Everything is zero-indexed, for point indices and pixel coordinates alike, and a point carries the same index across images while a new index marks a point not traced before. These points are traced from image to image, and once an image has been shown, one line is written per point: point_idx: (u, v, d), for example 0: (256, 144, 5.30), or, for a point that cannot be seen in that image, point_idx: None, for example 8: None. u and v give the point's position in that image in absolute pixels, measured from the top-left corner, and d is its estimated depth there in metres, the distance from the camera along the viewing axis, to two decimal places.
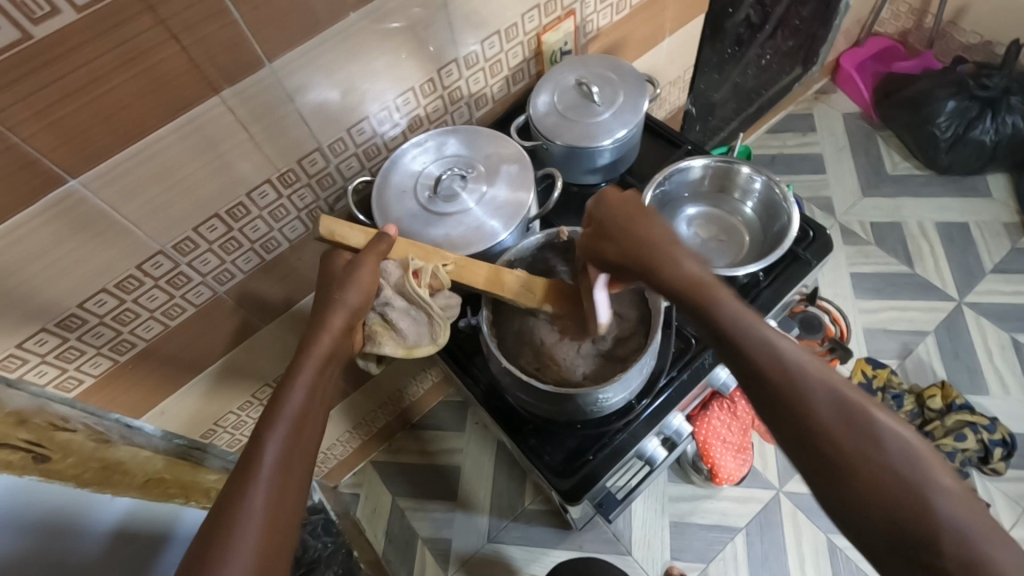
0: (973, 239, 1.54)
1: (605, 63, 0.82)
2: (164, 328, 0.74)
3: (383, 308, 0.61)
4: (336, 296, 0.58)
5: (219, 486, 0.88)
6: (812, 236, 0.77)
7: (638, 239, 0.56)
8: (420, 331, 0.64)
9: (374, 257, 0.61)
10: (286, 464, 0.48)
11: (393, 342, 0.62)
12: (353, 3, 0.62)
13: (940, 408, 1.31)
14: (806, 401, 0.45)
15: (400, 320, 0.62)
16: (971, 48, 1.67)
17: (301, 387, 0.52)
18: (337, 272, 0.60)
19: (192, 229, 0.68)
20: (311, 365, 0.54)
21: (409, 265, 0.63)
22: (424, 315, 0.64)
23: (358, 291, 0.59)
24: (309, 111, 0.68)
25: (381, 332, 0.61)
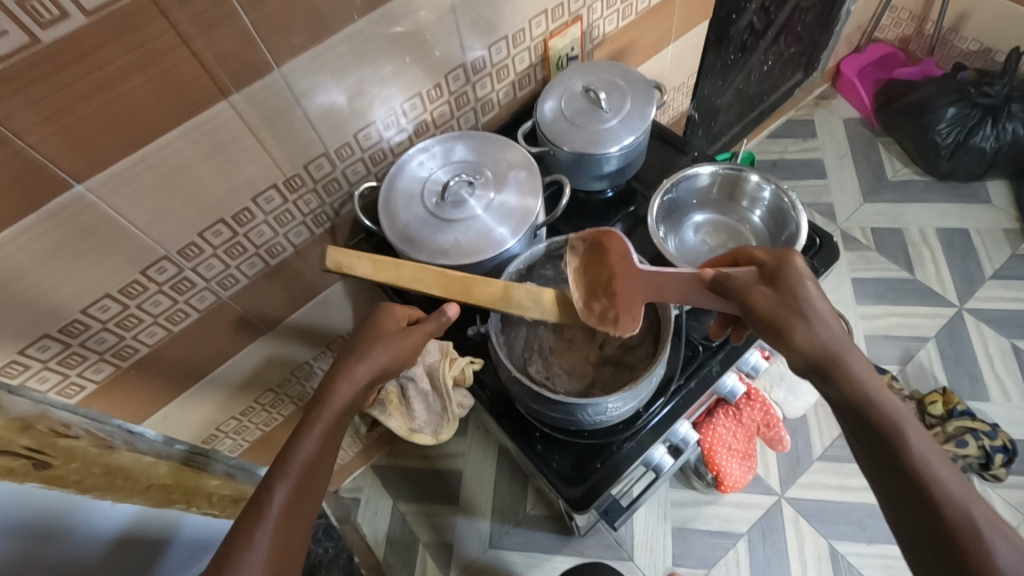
0: (973, 245, 1.55)
1: (613, 69, 0.81)
2: (167, 334, 0.73)
3: (405, 383, 0.72)
4: (362, 350, 0.60)
5: (220, 491, 0.87)
6: (819, 244, 0.77)
7: (832, 337, 0.53)
8: (430, 416, 0.74)
9: (421, 333, 0.62)
10: (291, 510, 0.51)
11: (400, 417, 0.74)
12: (362, 7, 0.62)
13: (941, 415, 1.31)
14: (985, 548, 0.44)
15: (415, 401, 0.73)
16: (971, 55, 1.68)
17: (314, 437, 0.55)
18: (379, 329, 0.62)
19: (197, 234, 0.67)
20: (325, 415, 0.56)
21: (450, 355, 0.70)
22: (439, 406, 0.73)
23: (388, 350, 0.60)
24: (317, 115, 0.67)
25: (393, 404, 0.73)
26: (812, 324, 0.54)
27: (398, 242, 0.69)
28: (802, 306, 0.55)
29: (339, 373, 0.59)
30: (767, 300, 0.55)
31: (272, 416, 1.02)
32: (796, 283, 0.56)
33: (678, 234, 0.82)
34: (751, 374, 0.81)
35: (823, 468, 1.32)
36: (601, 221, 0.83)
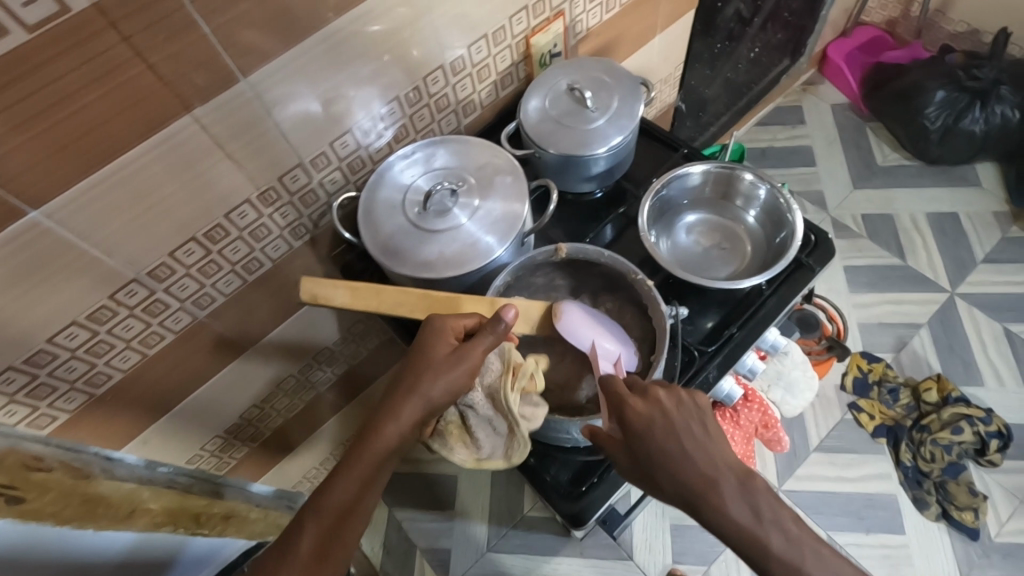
0: (964, 229, 1.54)
1: (598, 66, 0.78)
2: (142, 357, 0.70)
3: (466, 408, 0.61)
4: (412, 380, 0.56)
5: (210, 510, 0.85)
6: (814, 242, 0.74)
7: (690, 474, 0.52)
8: (497, 444, 0.61)
9: (476, 354, 0.57)
10: (320, 554, 0.53)
11: (464, 450, 0.61)
12: (337, 5, 0.59)
13: (936, 401, 1.32)
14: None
15: (478, 429, 0.61)
16: (959, 37, 1.66)
17: (350, 479, 0.55)
18: (430, 351, 0.58)
19: (167, 255, 0.64)
20: (367, 456, 0.55)
21: (511, 364, 0.60)
22: (506, 427, 0.60)
23: (436, 381, 0.56)
24: (290, 125, 0.64)
25: (455, 437, 0.61)
26: (664, 470, 0.52)
27: (380, 256, 0.66)
28: (655, 458, 0.53)
29: (386, 409, 0.56)
30: (626, 456, 0.55)
31: (260, 432, 1.00)
32: (642, 429, 0.53)
33: (671, 236, 0.80)
34: (748, 376, 0.78)
35: (820, 460, 1.32)
36: (592, 224, 0.80)
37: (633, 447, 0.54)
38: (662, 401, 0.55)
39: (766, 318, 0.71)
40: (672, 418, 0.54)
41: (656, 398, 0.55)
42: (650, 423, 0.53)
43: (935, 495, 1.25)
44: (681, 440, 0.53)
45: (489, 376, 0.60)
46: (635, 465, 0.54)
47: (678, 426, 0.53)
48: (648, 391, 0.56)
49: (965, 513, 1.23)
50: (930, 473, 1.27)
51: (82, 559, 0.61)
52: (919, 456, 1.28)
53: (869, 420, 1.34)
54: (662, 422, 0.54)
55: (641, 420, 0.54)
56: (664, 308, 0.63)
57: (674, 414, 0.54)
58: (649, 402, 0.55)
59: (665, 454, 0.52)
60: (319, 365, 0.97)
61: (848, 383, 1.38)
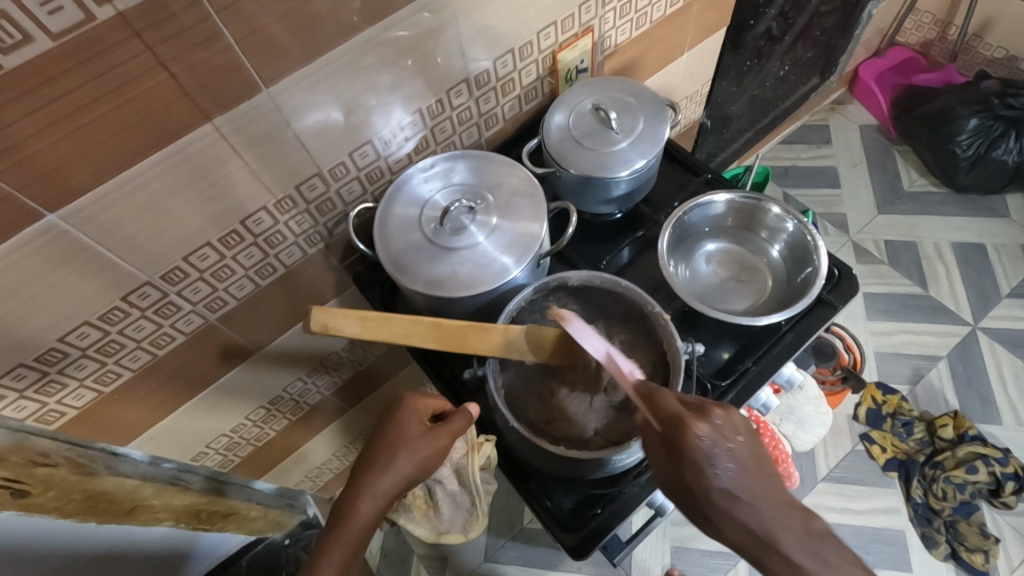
0: (990, 261, 1.50)
1: (624, 85, 0.77)
2: (152, 357, 0.70)
3: (434, 486, 0.83)
4: (388, 456, 0.59)
5: (210, 507, 0.83)
6: (838, 277, 0.72)
7: (750, 516, 0.48)
8: (457, 513, 0.84)
9: (448, 435, 0.61)
10: None
11: (428, 522, 0.85)
12: (365, 11, 0.57)
13: (951, 438, 1.29)
14: None
15: (443, 502, 0.84)
16: (995, 63, 1.62)
17: (333, 563, 0.54)
18: (404, 430, 0.61)
19: (181, 259, 0.63)
20: (348, 535, 0.55)
21: (473, 443, 0.77)
22: (466, 502, 0.83)
23: (412, 459, 0.59)
24: (309, 135, 0.63)
25: (421, 508, 0.85)
26: (727, 512, 0.48)
27: (392, 270, 0.66)
28: (712, 491, 0.48)
29: (363, 487, 0.58)
30: (673, 480, 0.50)
31: (263, 433, 1.00)
32: (700, 459, 0.48)
33: (689, 264, 0.78)
34: (762, 411, 0.77)
35: (827, 490, 1.30)
36: (609, 246, 0.79)
37: (685, 481, 0.49)
38: (726, 427, 0.49)
39: (782, 353, 0.69)
40: (731, 448, 0.49)
41: (717, 423, 0.49)
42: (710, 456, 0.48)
43: (945, 533, 1.23)
44: (738, 474, 0.48)
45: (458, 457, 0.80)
46: (684, 497, 0.50)
47: (736, 465, 0.48)
48: (710, 413, 0.50)
49: (975, 554, 1.20)
50: (941, 511, 1.24)
51: (89, 545, 0.60)
52: (931, 493, 1.26)
53: (880, 453, 1.31)
54: (722, 451, 0.48)
55: (703, 447, 0.48)
56: (679, 343, 0.61)
57: (733, 443, 0.49)
58: (710, 425, 0.49)
59: (726, 489, 0.48)
60: (326, 370, 0.98)
61: (861, 413, 1.35)
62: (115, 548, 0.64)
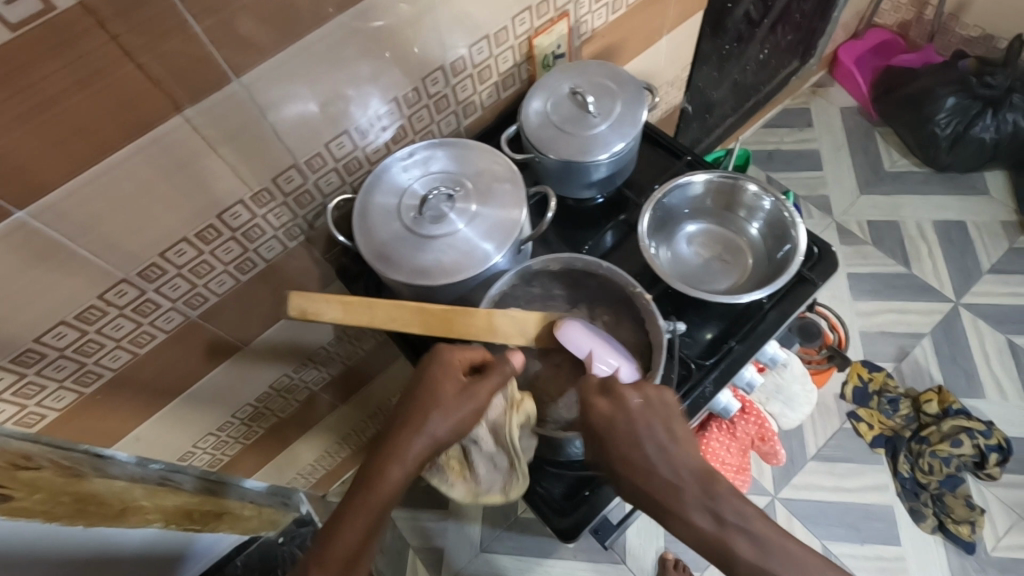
0: (971, 238, 1.52)
1: (602, 69, 0.76)
2: (133, 357, 0.70)
3: (470, 445, 0.63)
4: (419, 421, 0.57)
5: (201, 507, 0.83)
6: (818, 254, 0.73)
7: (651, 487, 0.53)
8: (495, 477, 0.64)
9: (484, 395, 0.59)
10: None
11: (463, 485, 0.64)
12: (340, 1, 0.57)
13: (936, 413, 1.31)
14: None
15: (479, 464, 0.63)
16: (973, 42, 1.63)
17: (359, 527, 0.55)
18: (438, 390, 0.58)
19: (158, 255, 0.63)
20: (376, 500, 0.55)
21: (514, 399, 0.61)
22: (506, 463, 0.63)
23: (446, 421, 0.57)
24: (285, 126, 0.63)
25: (455, 471, 0.64)
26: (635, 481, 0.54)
27: (374, 262, 0.65)
28: (614, 463, 0.55)
29: (391, 453, 0.56)
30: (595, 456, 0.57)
31: (252, 430, 0.99)
32: (605, 434, 0.55)
33: (671, 245, 0.78)
34: (746, 390, 0.77)
35: (817, 468, 1.32)
36: (591, 231, 0.79)
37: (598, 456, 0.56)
38: (627, 403, 0.55)
39: (764, 331, 0.70)
40: (638, 424, 0.55)
41: (623, 401, 0.56)
42: (613, 429, 0.55)
43: (932, 507, 1.25)
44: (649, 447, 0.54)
45: (494, 412, 0.61)
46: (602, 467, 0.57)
47: (641, 436, 0.54)
48: (614, 392, 0.56)
49: (962, 526, 1.22)
50: (927, 485, 1.26)
51: (77, 549, 0.60)
52: (917, 467, 1.27)
53: (868, 430, 1.33)
54: (625, 424, 0.55)
55: (608, 421, 0.55)
56: (661, 322, 0.62)
57: (640, 419, 0.55)
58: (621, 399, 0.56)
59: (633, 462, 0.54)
60: (314, 365, 0.97)
61: (848, 392, 1.37)
62: (107, 552, 0.64)
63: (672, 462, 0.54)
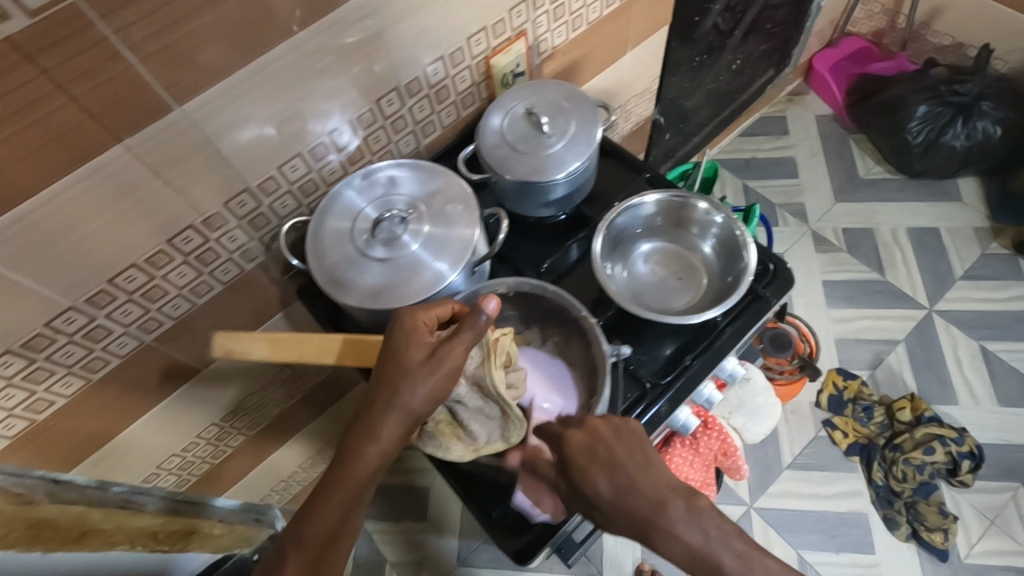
0: (945, 245, 1.54)
1: (558, 88, 0.77)
2: (86, 382, 0.69)
3: (455, 407, 0.61)
4: (388, 398, 0.56)
5: (165, 530, 0.79)
6: (772, 271, 0.73)
7: (634, 507, 0.51)
8: (491, 429, 0.62)
9: (453, 359, 0.56)
10: None
11: (460, 444, 0.63)
12: (304, 18, 0.58)
13: (909, 420, 1.32)
14: None
15: (470, 421, 0.62)
16: (945, 50, 1.64)
17: (336, 505, 0.55)
18: (405, 361, 0.56)
19: (106, 281, 0.62)
20: (352, 477, 0.55)
21: (490, 345, 0.59)
22: (498, 411, 0.60)
23: (415, 392, 0.55)
24: (234, 152, 0.63)
25: (448, 435, 0.63)
26: (614, 507, 0.51)
27: (326, 287, 0.65)
28: (593, 490, 0.52)
29: (365, 430, 0.56)
30: (570, 487, 0.55)
31: (220, 449, 0.99)
32: (581, 464, 0.54)
33: (626, 266, 0.79)
34: (706, 407, 0.77)
35: (794, 477, 1.32)
36: (552, 249, 0.79)
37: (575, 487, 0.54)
38: (602, 433, 0.55)
39: (722, 348, 0.70)
40: (615, 452, 0.54)
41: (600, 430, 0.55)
42: (589, 457, 0.54)
43: (905, 515, 1.25)
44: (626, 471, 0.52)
45: (472, 364, 0.59)
46: (579, 497, 0.54)
47: (618, 463, 0.53)
48: (590, 425, 0.56)
49: (935, 534, 1.22)
50: (901, 492, 1.26)
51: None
52: (891, 475, 1.28)
53: (843, 438, 1.34)
54: (603, 454, 0.54)
55: (583, 452, 0.54)
56: (605, 344, 0.62)
57: (617, 447, 0.54)
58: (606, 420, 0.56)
59: (611, 488, 0.52)
60: (281, 383, 0.97)
61: (823, 400, 1.37)
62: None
63: (656, 478, 0.52)
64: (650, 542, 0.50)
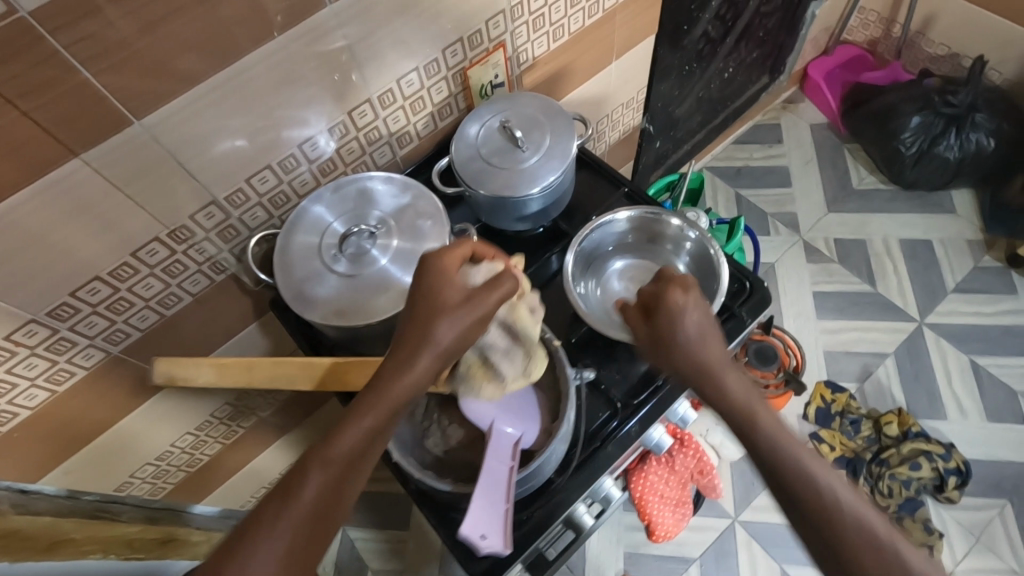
0: (937, 256, 1.52)
1: (534, 101, 0.76)
2: (51, 394, 0.68)
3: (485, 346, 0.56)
4: (429, 323, 0.52)
5: (143, 537, 0.77)
6: (748, 289, 0.72)
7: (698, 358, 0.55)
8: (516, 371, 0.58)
9: (491, 302, 0.53)
10: (318, 515, 0.45)
11: (492, 389, 0.56)
12: (285, 23, 0.58)
13: (896, 435, 1.31)
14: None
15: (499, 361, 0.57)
16: (939, 60, 1.63)
17: (359, 431, 0.48)
18: (447, 293, 0.53)
19: (68, 294, 0.61)
20: (379, 405, 0.49)
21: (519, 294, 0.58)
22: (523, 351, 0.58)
23: (452, 328, 0.51)
24: (199, 164, 0.62)
25: (479, 378, 0.56)
26: (679, 350, 0.55)
27: (294, 303, 0.64)
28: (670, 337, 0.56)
29: (403, 353, 0.51)
30: (644, 333, 0.59)
31: (195, 457, 0.98)
32: (668, 311, 0.56)
33: (602, 282, 0.78)
34: (681, 426, 0.77)
35: None
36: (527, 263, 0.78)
37: (654, 327, 0.57)
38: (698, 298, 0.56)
39: None
40: (703, 315, 0.56)
41: (693, 298, 0.57)
42: (679, 307, 0.56)
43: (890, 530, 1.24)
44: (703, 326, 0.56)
45: (503, 307, 0.57)
46: (651, 342, 0.58)
47: (695, 325, 0.56)
48: (690, 287, 0.57)
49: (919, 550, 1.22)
50: (886, 508, 1.26)
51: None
52: (876, 490, 1.27)
53: (830, 451, 1.33)
54: (694, 314, 0.56)
55: (675, 306, 0.56)
56: (568, 367, 0.60)
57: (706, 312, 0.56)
58: (695, 297, 0.57)
59: (690, 336, 0.55)
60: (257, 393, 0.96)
61: (810, 412, 1.36)
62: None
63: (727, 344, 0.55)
64: (696, 384, 0.55)
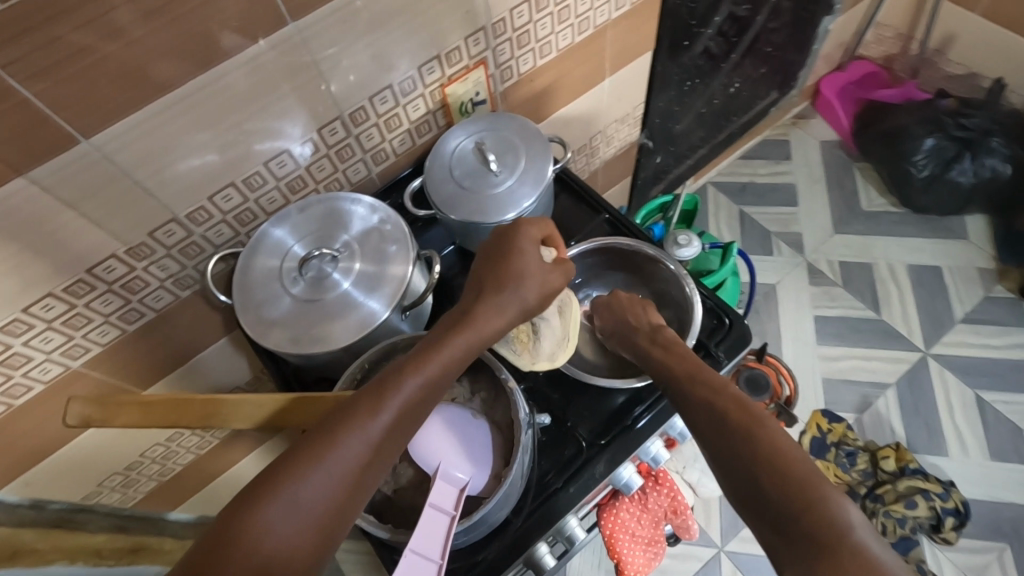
0: (945, 284, 1.47)
1: (512, 123, 0.73)
2: (8, 408, 0.67)
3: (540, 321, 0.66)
4: (509, 284, 0.57)
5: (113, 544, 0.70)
6: (727, 326, 0.69)
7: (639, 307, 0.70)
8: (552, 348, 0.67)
9: (562, 273, 0.60)
10: (374, 454, 0.46)
11: (527, 356, 0.66)
12: (235, 45, 0.55)
13: (893, 470, 1.26)
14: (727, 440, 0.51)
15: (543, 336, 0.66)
16: (957, 80, 1.57)
17: (421, 379, 0.49)
18: (527, 257, 0.59)
19: (21, 310, 0.60)
20: (445, 353, 0.52)
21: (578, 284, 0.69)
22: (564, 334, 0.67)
23: (536, 289, 0.58)
24: (156, 183, 0.60)
25: (522, 342, 0.66)
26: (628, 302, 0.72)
27: (252, 327, 0.62)
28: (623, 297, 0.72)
29: (481, 307, 0.55)
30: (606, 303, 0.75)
31: (166, 467, 0.97)
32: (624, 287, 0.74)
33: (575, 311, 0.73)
34: (653, 464, 0.73)
35: None
36: None
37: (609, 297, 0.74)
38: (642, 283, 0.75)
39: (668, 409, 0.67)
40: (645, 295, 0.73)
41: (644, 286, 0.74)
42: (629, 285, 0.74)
43: None
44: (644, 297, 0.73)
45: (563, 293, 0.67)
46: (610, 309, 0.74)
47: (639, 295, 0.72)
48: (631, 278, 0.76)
49: None
50: None
51: None
52: None
53: None
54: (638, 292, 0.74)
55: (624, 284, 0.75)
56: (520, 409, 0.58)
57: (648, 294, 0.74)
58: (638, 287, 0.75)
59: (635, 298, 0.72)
60: None
61: (805, 442, 1.32)
62: None
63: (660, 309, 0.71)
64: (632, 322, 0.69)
